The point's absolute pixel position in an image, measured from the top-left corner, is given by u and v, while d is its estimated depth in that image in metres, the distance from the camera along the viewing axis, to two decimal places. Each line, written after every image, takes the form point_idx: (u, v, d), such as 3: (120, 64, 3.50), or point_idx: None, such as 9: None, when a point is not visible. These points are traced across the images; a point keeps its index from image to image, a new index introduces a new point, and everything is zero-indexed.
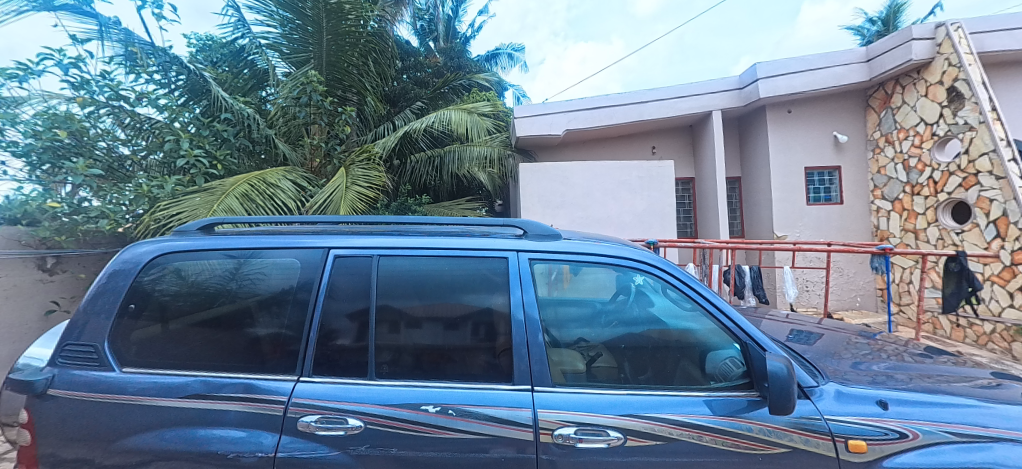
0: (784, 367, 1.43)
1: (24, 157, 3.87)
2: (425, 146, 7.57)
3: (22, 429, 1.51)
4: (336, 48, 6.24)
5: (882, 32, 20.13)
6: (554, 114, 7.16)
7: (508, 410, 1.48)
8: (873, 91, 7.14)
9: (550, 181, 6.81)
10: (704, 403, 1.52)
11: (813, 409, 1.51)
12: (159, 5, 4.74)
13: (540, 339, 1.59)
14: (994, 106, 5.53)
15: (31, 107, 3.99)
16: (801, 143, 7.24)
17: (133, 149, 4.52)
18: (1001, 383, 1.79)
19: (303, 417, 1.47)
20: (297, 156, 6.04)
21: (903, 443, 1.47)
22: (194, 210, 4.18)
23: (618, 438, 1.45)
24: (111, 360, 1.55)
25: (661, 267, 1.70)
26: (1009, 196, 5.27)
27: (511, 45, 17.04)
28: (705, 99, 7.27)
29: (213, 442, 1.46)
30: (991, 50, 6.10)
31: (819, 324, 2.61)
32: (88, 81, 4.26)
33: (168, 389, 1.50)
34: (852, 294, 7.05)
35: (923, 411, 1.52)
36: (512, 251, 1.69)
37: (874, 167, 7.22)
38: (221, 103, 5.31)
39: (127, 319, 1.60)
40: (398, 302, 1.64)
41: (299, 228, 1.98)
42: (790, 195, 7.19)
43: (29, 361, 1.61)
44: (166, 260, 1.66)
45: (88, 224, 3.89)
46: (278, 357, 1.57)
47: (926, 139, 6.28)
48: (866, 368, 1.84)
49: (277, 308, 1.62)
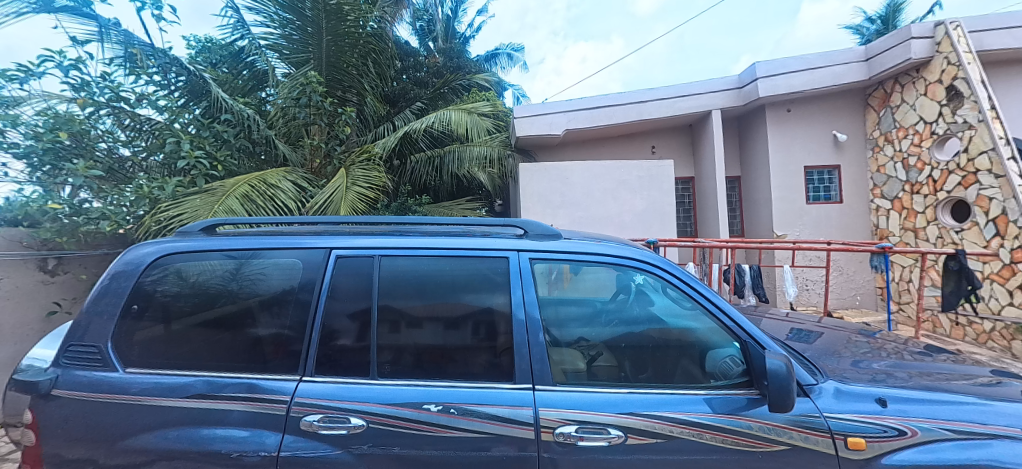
0: (783, 365, 1.44)
1: (25, 158, 3.88)
2: (425, 146, 7.58)
3: (27, 429, 1.52)
4: (336, 48, 6.25)
5: (881, 32, 20.17)
6: (554, 114, 7.17)
7: (509, 409, 1.49)
8: (872, 90, 7.15)
9: (550, 180, 6.83)
10: (703, 401, 1.53)
11: (812, 406, 1.52)
12: (159, 7, 4.74)
13: (541, 338, 1.59)
14: (993, 105, 5.54)
15: (30, 107, 3.99)
16: (800, 142, 7.25)
17: (133, 150, 4.54)
18: (1002, 381, 1.80)
19: (306, 417, 1.47)
20: (298, 157, 6.05)
21: (902, 440, 1.48)
22: (195, 211, 4.21)
23: (619, 437, 1.46)
24: (114, 361, 1.56)
25: (661, 266, 1.71)
26: (1009, 194, 5.28)
27: (511, 45, 17.08)
28: (705, 98, 7.28)
29: (216, 442, 1.47)
30: (990, 48, 6.11)
31: (819, 323, 2.62)
32: (89, 82, 4.26)
33: (171, 389, 1.51)
34: (852, 292, 7.06)
35: (921, 408, 1.53)
36: (512, 251, 1.69)
37: (873, 165, 7.22)
38: (221, 104, 5.34)
39: (130, 320, 1.60)
40: (399, 302, 1.64)
41: (299, 228, 1.99)
42: (790, 194, 7.20)
43: (33, 362, 1.63)
44: (168, 261, 1.67)
45: (88, 225, 3.89)
46: (279, 357, 1.58)
47: (925, 138, 6.28)
48: (865, 366, 1.85)
49: (278, 309, 1.63)
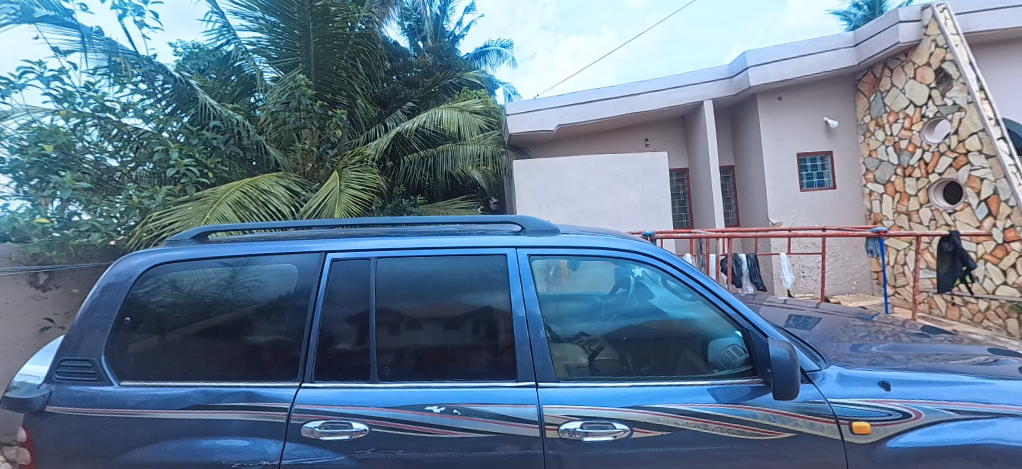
0: (786, 353, 1.43)
1: (11, 172, 3.78)
2: (418, 147, 7.56)
3: (22, 448, 1.48)
4: (324, 50, 6.21)
5: (870, 17, 20.29)
6: (546, 110, 7.13)
7: (513, 407, 1.48)
8: (861, 75, 7.18)
9: (544, 177, 6.80)
10: (708, 391, 1.53)
11: (817, 393, 1.52)
12: (141, 13, 4.67)
13: (543, 335, 1.58)
14: (982, 86, 5.59)
15: (14, 121, 3.93)
16: (791, 129, 7.28)
17: (121, 161, 4.51)
18: (998, 359, 1.81)
19: (307, 423, 1.45)
20: (289, 161, 6.04)
21: (906, 422, 1.48)
22: (187, 219, 4.16)
23: (624, 431, 1.45)
24: (109, 374, 1.53)
25: (660, 257, 1.70)
26: (1000, 174, 5.33)
27: (499, 41, 16.94)
28: (695, 89, 7.30)
29: (217, 452, 1.44)
30: (978, 29, 6.14)
31: (817, 308, 2.63)
32: (72, 93, 4.19)
33: (168, 401, 1.48)
34: (847, 277, 7.12)
35: (923, 390, 1.53)
36: (511, 248, 1.68)
37: (865, 150, 7.25)
38: (210, 110, 5.29)
39: (124, 332, 1.58)
40: (398, 304, 1.63)
41: (294, 233, 1.96)
42: (783, 181, 7.24)
43: (24, 379, 1.59)
44: (160, 271, 1.63)
45: (79, 238, 3.82)
46: (278, 364, 1.55)
47: (917, 121, 6.30)
48: (864, 350, 1.85)
49: (276, 315, 1.61)
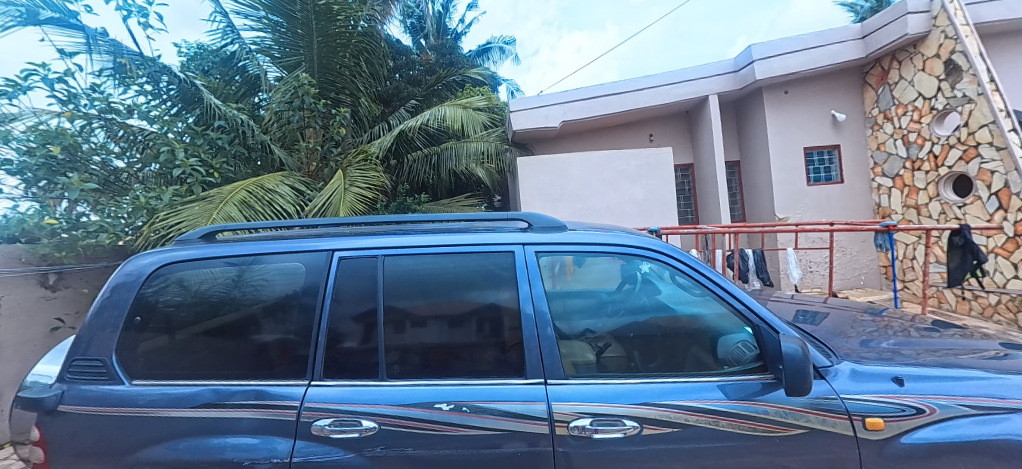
0: (798, 349, 1.41)
1: (19, 174, 3.81)
2: (422, 145, 7.55)
3: (34, 446, 1.49)
4: (327, 49, 6.20)
5: (876, 8, 20.05)
6: (550, 106, 7.10)
7: (522, 405, 1.47)
8: (870, 68, 7.10)
9: (548, 174, 6.79)
10: (717, 388, 1.51)
11: (828, 389, 1.50)
12: (145, 15, 4.69)
13: (551, 332, 1.57)
14: (992, 77, 5.51)
15: (23, 123, 3.96)
16: (798, 123, 7.21)
17: (127, 161, 4.55)
18: (1010, 354, 1.78)
19: (317, 421, 1.45)
20: (293, 161, 5.98)
21: (920, 418, 1.46)
22: (193, 219, 4.19)
23: (634, 427, 1.44)
24: (120, 373, 1.54)
25: (667, 253, 1.68)
26: (1010, 167, 5.26)
27: (502, 37, 16.86)
28: (700, 83, 7.24)
29: (227, 450, 1.45)
30: (987, 20, 6.05)
31: (825, 303, 2.60)
32: (77, 95, 4.21)
33: (179, 400, 1.49)
34: (855, 272, 7.08)
35: (937, 385, 1.51)
36: (517, 245, 1.67)
37: (873, 143, 7.17)
38: (214, 110, 5.30)
39: (133, 332, 1.58)
40: (404, 302, 1.62)
41: (301, 232, 1.96)
42: (790, 176, 7.18)
43: (37, 379, 1.60)
44: (168, 271, 1.64)
45: (87, 238, 3.85)
46: (286, 362, 1.56)
47: (925, 114, 6.23)
48: (874, 345, 1.83)
49: (282, 314, 1.61)
